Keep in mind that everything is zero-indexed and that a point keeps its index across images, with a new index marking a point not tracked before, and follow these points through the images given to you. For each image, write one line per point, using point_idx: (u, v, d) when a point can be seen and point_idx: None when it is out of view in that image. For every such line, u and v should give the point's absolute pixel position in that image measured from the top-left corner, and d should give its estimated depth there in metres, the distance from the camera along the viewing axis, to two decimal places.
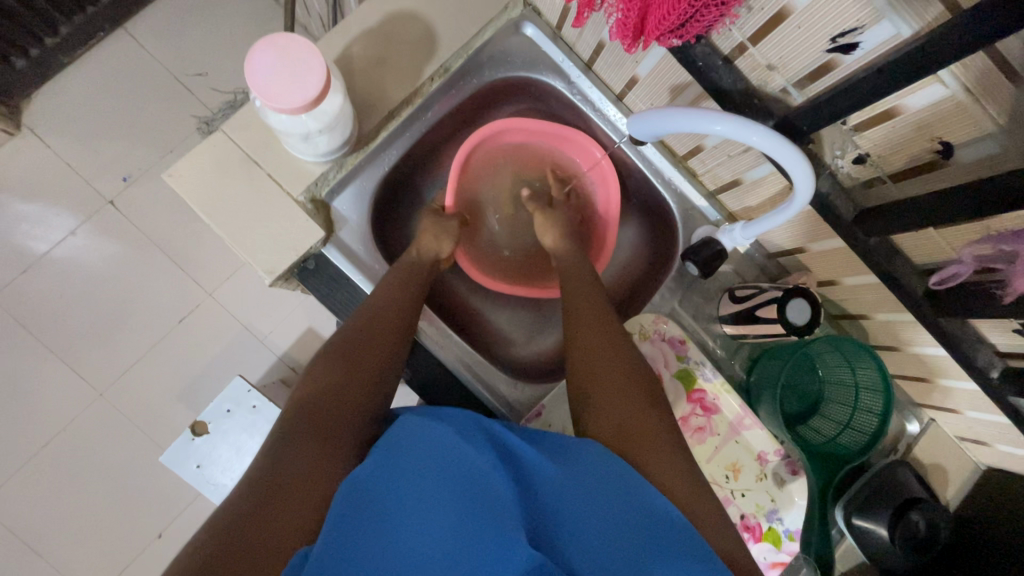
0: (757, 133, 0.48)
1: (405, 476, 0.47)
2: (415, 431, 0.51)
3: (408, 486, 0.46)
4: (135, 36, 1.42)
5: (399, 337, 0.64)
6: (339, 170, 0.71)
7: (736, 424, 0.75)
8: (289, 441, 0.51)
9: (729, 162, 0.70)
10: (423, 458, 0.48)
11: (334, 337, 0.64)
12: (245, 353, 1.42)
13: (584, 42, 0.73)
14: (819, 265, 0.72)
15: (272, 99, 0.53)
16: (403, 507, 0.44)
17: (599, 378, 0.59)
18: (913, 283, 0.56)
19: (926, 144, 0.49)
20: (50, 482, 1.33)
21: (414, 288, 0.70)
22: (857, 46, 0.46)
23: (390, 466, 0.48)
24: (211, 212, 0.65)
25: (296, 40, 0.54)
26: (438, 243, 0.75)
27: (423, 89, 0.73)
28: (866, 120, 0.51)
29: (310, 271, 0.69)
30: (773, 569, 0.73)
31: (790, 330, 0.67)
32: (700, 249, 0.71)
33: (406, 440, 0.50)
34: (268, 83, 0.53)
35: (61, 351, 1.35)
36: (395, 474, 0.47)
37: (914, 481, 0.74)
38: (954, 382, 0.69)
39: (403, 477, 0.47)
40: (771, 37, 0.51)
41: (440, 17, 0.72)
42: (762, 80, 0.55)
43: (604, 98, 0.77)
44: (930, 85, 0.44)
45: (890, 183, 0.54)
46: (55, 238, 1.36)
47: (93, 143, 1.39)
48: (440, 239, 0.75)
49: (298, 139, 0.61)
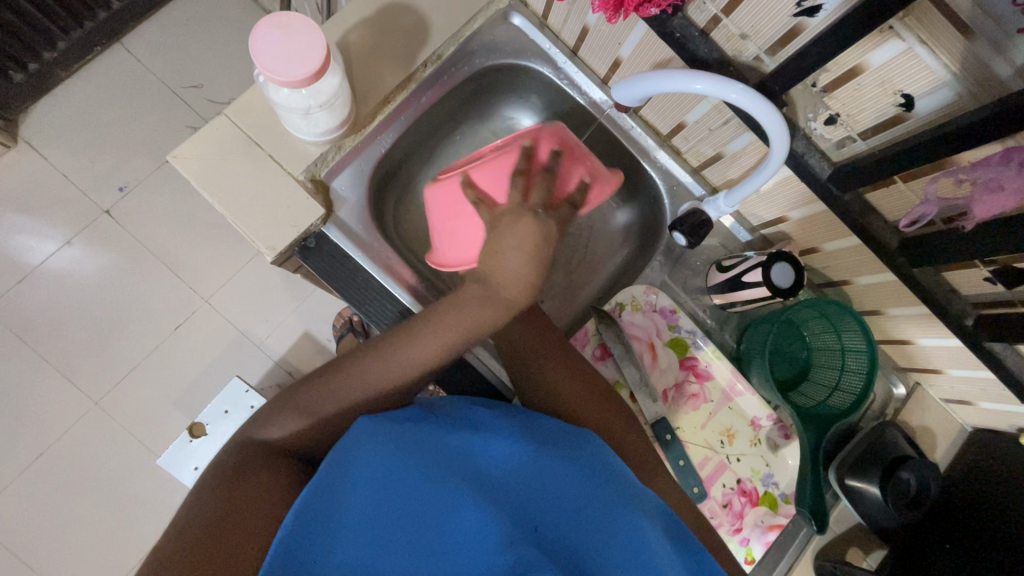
0: (734, 91, 0.52)
1: (359, 478, 0.49)
2: (370, 432, 0.53)
3: (361, 489, 0.49)
4: (132, 50, 1.46)
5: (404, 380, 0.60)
6: (337, 152, 0.73)
7: (729, 391, 0.78)
8: (246, 460, 0.56)
9: (711, 135, 0.73)
10: (375, 461, 0.51)
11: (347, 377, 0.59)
12: (241, 359, 1.42)
13: (569, 28, 0.77)
14: (801, 233, 0.75)
15: (275, 76, 0.56)
16: (358, 509, 0.47)
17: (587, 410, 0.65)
18: (887, 236, 0.59)
19: (890, 98, 0.52)
20: (44, 493, 1.31)
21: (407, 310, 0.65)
22: (820, 7, 0.49)
23: (343, 471, 0.50)
24: (215, 191, 0.67)
25: (305, 22, 0.57)
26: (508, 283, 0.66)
27: (417, 74, 0.76)
28: (833, 81, 0.55)
29: (311, 249, 0.72)
30: (772, 533, 0.74)
31: (775, 293, 0.70)
32: (687, 218, 0.74)
33: (360, 442, 0.52)
34: (273, 60, 0.55)
35: (56, 359, 1.35)
36: (347, 477, 0.49)
37: (903, 440, 0.76)
38: (933, 341, 0.72)
39: (357, 481, 0.49)
40: (743, 6, 0.55)
41: (431, 7, 0.76)
42: (737, 48, 0.59)
43: (590, 81, 0.81)
44: (889, 40, 0.48)
45: (860, 140, 0.57)
46: (51, 248, 1.37)
47: (90, 154, 1.41)
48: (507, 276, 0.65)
49: (298, 115, 0.64)
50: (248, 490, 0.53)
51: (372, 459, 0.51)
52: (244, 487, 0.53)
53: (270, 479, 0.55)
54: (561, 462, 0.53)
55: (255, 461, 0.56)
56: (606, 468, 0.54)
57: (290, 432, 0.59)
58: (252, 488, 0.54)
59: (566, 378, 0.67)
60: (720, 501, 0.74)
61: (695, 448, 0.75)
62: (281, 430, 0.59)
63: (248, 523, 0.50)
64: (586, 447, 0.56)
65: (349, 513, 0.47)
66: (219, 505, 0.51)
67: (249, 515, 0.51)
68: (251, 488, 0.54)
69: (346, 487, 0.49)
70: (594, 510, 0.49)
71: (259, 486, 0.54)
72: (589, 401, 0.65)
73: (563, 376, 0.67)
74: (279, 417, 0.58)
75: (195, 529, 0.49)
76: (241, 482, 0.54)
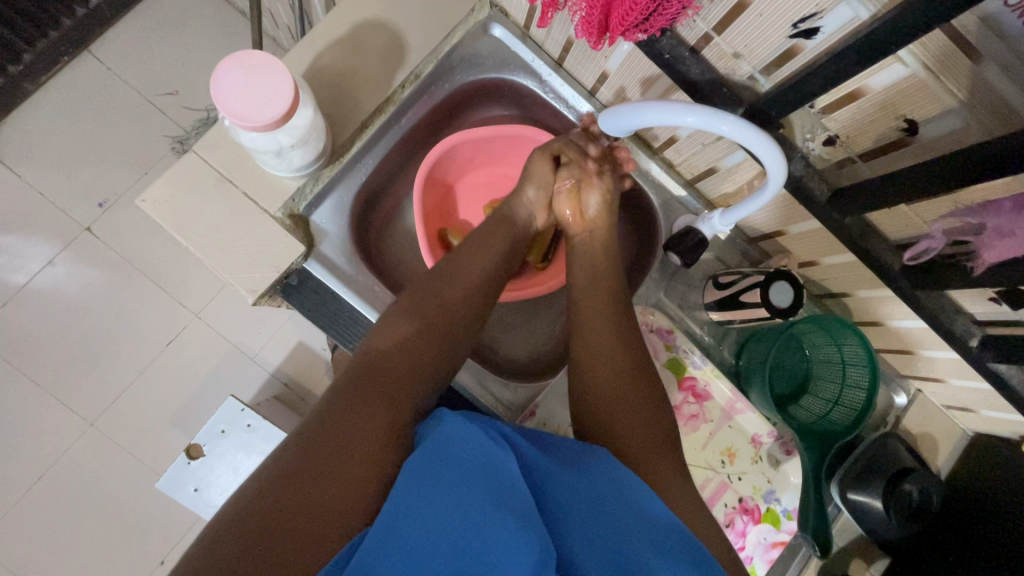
0: (727, 122, 0.50)
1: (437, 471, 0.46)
2: (454, 432, 0.50)
3: (436, 491, 0.44)
4: (101, 58, 1.39)
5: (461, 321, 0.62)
6: (315, 184, 0.71)
7: (729, 409, 0.76)
8: (352, 398, 0.53)
9: (704, 150, 0.70)
10: (451, 461, 0.47)
11: (415, 316, 0.60)
12: (236, 373, 1.40)
13: (553, 40, 0.73)
14: (799, 247, 0.73)
15: (222, 112, 0.55)
16: (426, 507, 0.43)
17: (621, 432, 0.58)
18: (889, 258, 0.57)
19: (892, 122, 0.49)
20: (44, 518, 1.30)
21: (477, 276, 0.65)
22: (818, 30, 0.46)
23: (416, 472, 0.46)
24: (189, 233, 0.64)
25: (278, 94, 0.55)
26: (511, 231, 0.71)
27: (395, 96, 0.73)
28: (831, 103, 0.52)
29: (294, 287, 0.71)
30: (775, 550, 0.74)
31: (774, 313, 0.67)
32: (681, 239, 0.72)
33: (437, 441, 0.49)
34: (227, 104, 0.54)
35: (46, 383, 1.32)
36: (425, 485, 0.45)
37: (904, 452, 0.75)
38: (935, 352, 0.70)
39: (431, 482, 0.45)
40: (735, 25, 0.51)
41: (406, 24, 0.72)
42: (729, 68, 0.56)
43: (576, 94, 0.77)
44: (891, 66, 0.45)
45: (861, 162, 0.55)
46: (34, 268, 1.34)
47: (66, 170, 1.36)
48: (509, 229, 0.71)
49: (271, 155, 0.62)
50: (354, 429, 0.51)
51: (455, 459, 0.47)
52: (350, 426, 0.51)
53: (380, 420, 0.52)
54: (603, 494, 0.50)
55: (365, 391, 0.54)
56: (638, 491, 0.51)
57: (371, 385, 0.55)
58: (360, 431, 0.51)
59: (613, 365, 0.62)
60: (723, 521, 0.73)
61: (695, 469, 0.74)
62: (387, 374, 0.55)
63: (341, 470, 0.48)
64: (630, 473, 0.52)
65: (419, 512, 0.43)
66: (314, 434, 0.50)
67: (337, 456, 0.49)
68: (359, 425, 0.51)
69: (422, 489, 0.45)
70: (644, 553, 0.45)
71: (350, 414, 0.52)
72: (632, 395, 0.61)
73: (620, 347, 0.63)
74: (389, 356, 0.57)
75: (297, 460, 0.48)
76: (346, 415, 0.52)
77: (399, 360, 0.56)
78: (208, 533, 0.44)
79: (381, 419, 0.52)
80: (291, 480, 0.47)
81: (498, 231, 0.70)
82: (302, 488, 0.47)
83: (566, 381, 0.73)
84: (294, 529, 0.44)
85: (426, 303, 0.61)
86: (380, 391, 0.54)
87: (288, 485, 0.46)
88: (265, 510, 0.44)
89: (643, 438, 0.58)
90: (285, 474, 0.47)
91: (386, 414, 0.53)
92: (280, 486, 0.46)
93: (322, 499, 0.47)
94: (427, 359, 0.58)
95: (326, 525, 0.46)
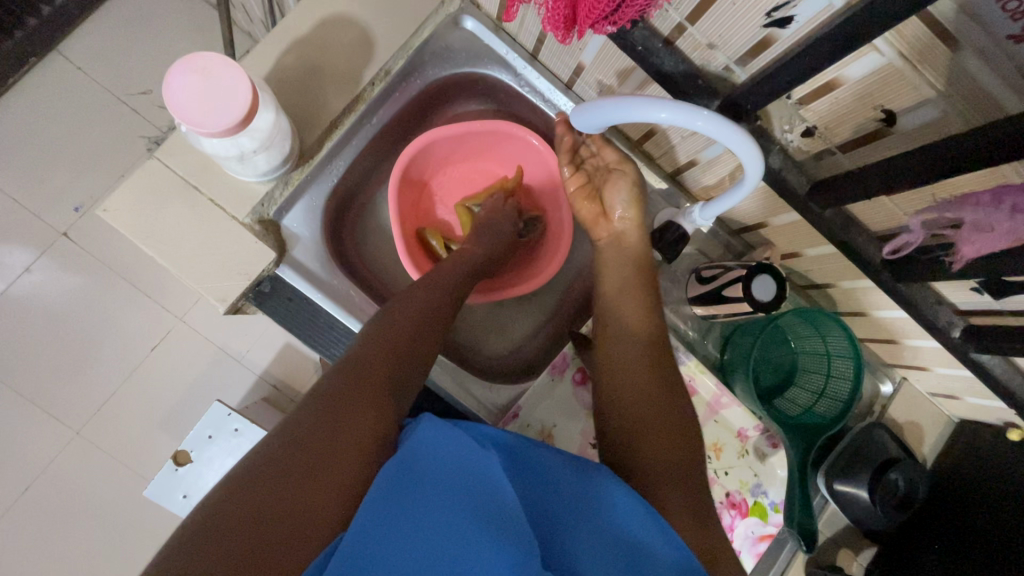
0: (700, 117, 0.48)
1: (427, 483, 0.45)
2: (426, 433, 0.49)
3: (412, 495, 0.44)
4: (69, 57, 1.34)
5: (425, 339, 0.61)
6: (285, 187, 0.69)
7: (714, 404, 0.76)
8: (341, 398, 0.52)
9: (683, 143, 0.69)
10: (432, 467, 0.47)
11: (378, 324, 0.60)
12: (223, 376, 1.38)
13: (526, 32, 0.70)
14: (781, 239, 0.72)
15: (175, 116, 0.54)
16: (400, 513, 0.43)
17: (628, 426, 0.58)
18: (870, 250, 0.56)
19: (870, 113, 0.48)
20: (33, 529, 1.28)
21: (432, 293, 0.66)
22: (792, 19, 0.45)
23: (390, 478, 0.46)
24: (155, 243, 0.63)
25: (233, 100, 0.53)
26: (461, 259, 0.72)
27: (365, 94, 0.71)
28: (808, 94, 0.51)
29: (267, 294, 0.69)
30: (762, 543, 0.73)
31: (756, 307, 0.67)
32: (663, 234, 0.71)
33: (418, 446, 0.48)
34: (171, 92, 0.52)
35: (28, 393, 1.29)
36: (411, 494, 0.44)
37: (890, 441, 0.75)
38: (919, 341, 0.69)
39: (408, 486, 0.45)
40: (708, 14, 0.50)
41: (374, 20, 0.70)
42: (705, 58, 0.54)
43: (553, 87, 0.75)
44: (866, 55, 0.43)
45: (840, 153, 0.54)
46: (11, 276, 1.30)
47: (39, 174, 1.32)
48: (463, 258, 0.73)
49: (235, 160, 0.60)
50: (341, 432, 0.50)
51: (427, 468, 0.47)
52: (327, 428, 0.50)
53: (366, 422, 0.51)
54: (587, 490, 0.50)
55: (346, 390, 0.53)
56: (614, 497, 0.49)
57: (352, 383, 0.54)
58: (346, 430, 0.50)
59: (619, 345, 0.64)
60: None
61: None
62: (368, 376, 0.54)
63: (311, 478, 0.46)
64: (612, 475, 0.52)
65: (394, 520, 0.42)
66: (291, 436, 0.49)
67: (312, 458, 0.47)
68: (337, 427, 0.50)
69: (399, 494, 0.44)
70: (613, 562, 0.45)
71: (328, 413, 0.51)
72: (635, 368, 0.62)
73: (630, 323, 0.66)
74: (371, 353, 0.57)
75: (282, 459, 0.47)
76: (325, 416, 0.50)
77: (377, 363, 0.56)
78: (185, 530, 0.43)
79: (366, 418, 0.52)
80: (261, 482, 0.45)
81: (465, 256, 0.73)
82: (268, 491, 0.45)
83: (549, 382, 0.72)
84: (269, 533, 0.43)
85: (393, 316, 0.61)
86: (356, 395, 0.53)
87: (257, 487, 0.45)
88: (231, 514, 0.43)
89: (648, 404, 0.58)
90: (255, 476, 0.45)
91: (367, 415, 0.52)
92: (246, 490, 0.44)
93: (289, 506, 0.44)
94: (407, 362, 0.58)
95: (292, 536, 0.43)
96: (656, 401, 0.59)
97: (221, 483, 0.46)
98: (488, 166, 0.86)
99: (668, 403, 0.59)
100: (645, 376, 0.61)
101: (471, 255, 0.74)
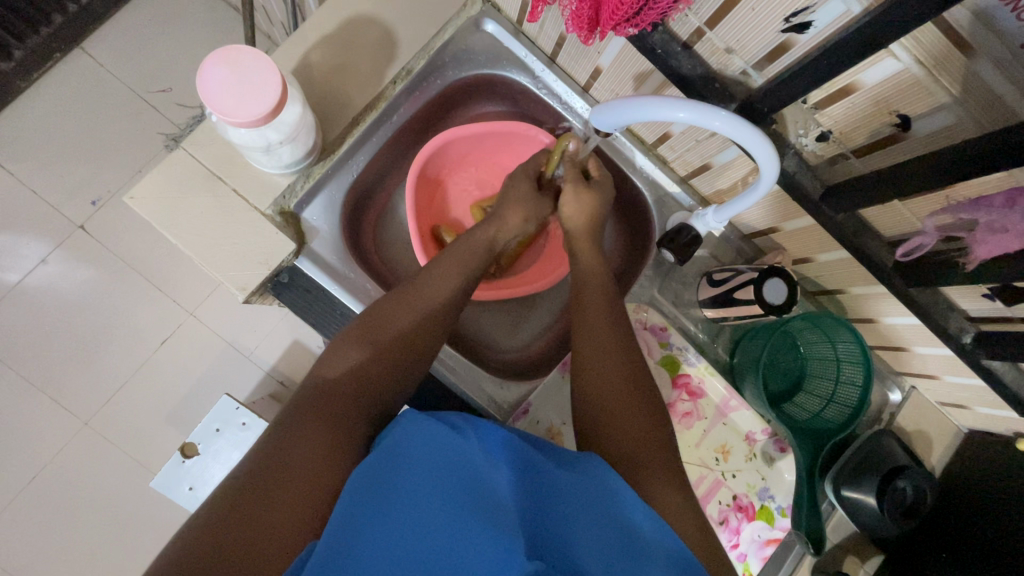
0: (718, 118, 0.49)
1: (406, 484, 0.45)
2: (408, 429, 0.49)
3: (396, 492, 0.44)
4: (93, 54, 1.37)
5: (404, 356, 0.59)
6: (306, 181, 0.71)
7: (723, 406, 0.76)
8: (299, 422, 0.51)
9: (697, 147, 0.70)
10: (412, 466, 0.47)
11: (353, 342, 0.58)
12: (232, 369, 1.39)
13: (546, 36, 0.72)
14: (794, 244, 0.73)
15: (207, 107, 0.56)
16: (378, 520, 0.43)
17: (614, 431, 0.56)
18: (881, 254, 0.57)
19: (884, 118, 0.49)
20: (40, 516, 1.29)
21: (418, 308, 0.63)
22: (810, 24, 0.46)
23: (371, 479, 0.46)
24: (177, 232, 0.64)
25: (263, 92, 0.55)
26: (462, 269, 0.68)
27: (387, 93, 0.73)
28: (825, 98, 0.51)
29: (285, 284, 0.71)
30: (769, 547, 0.73)
31: (767, 309, 0.67)
32: (676, 236, 0.71)
33: (399, 442, 0.49)
34: (202, 84, 0.55)
35: (40, 381, 1.31)
36: (392, 496, 0.44)
37: (898, 448, 0.75)
38: (927, 349, 0.70)
39: (386, 486, 0.45)
40: (726, 21, 0.51)
41: (399, 22, 0.72)
42: (722, 63, 0.56)
43: (570, 90, 0.76)
44: (884, 61, 0.44)
45: (854, 158, 0.55)
46: (27, 266, 1.32)
47: (60, 167, 1.35)
48: (463, 264, 0.68)
49: (261, 152, 0.62)
50: (301, 451, 0.49)
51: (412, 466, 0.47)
52: (294, 450, 0.49)
53: (326, 438, 0.51)
54: (577, 485, 0.48)
55: (314, 416, 0.52)
56: (612, 490, 0.48)
57: (328, 407, 0.53)
58: (307, 454, 0.49)
59: (600, 362, 0.61)
60: (717, 518, 0.73)
61: (688, 467, 0.74)
62: (341, 400, 0.54)
63: (273, 508, 0.45)
64: (603, 469, 0.50)
65: (371, 526, 0.42)
66: (253, 462, 0.48)
67: (277, 487, 0.46)
68: (302, 450, 0.49)
69: (381, 492, 0.44)
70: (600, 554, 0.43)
71: (292, 442, 0.49)
72: (618, 386, 0.59)
73: (625, 340, 0.64)
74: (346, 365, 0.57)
75: (241, 487, 0.46)
76: (290, 443, 0.49)
77: (348, 386, 0.55)
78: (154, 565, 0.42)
79: (328, 441, 0.51)
80: (223, 515, 0.44)
81: (465, 255, 0.69)
82: (230, 528, 0.43)
83: (559, 379, 0.73)
84: (235, 556, 0.42)
85: (382, 328, 0.60)
86: (330, 419, 0.52)
87: (221, 522, 0.43)
88: (194, 554, 0.41)
89: (623, 408, 0.57)
90: (221, 509, 0.44)
91: (329, 434, 0.51)
92: (211, 525, 0.43)
93: (252, 539, 0.43)
94: (388, 376, 0.57)
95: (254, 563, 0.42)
96: (637, 413, 0.57)
97: (187, 519, 0.45)
98: (499, 162, 0.86)
99: (644, 414, 0.57)
100: (619, 393, 0.59)
101: (471, 259, 0.69)
